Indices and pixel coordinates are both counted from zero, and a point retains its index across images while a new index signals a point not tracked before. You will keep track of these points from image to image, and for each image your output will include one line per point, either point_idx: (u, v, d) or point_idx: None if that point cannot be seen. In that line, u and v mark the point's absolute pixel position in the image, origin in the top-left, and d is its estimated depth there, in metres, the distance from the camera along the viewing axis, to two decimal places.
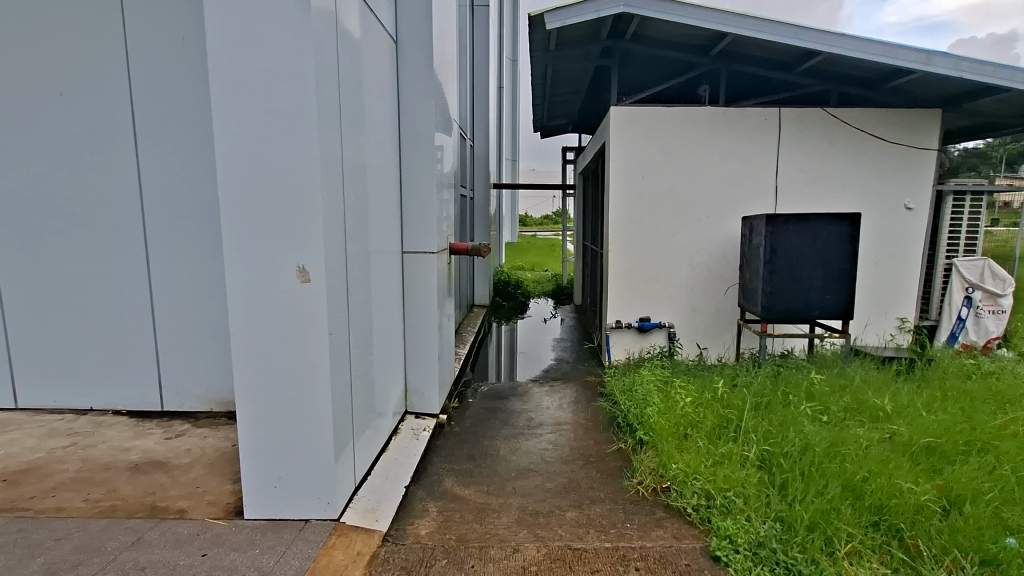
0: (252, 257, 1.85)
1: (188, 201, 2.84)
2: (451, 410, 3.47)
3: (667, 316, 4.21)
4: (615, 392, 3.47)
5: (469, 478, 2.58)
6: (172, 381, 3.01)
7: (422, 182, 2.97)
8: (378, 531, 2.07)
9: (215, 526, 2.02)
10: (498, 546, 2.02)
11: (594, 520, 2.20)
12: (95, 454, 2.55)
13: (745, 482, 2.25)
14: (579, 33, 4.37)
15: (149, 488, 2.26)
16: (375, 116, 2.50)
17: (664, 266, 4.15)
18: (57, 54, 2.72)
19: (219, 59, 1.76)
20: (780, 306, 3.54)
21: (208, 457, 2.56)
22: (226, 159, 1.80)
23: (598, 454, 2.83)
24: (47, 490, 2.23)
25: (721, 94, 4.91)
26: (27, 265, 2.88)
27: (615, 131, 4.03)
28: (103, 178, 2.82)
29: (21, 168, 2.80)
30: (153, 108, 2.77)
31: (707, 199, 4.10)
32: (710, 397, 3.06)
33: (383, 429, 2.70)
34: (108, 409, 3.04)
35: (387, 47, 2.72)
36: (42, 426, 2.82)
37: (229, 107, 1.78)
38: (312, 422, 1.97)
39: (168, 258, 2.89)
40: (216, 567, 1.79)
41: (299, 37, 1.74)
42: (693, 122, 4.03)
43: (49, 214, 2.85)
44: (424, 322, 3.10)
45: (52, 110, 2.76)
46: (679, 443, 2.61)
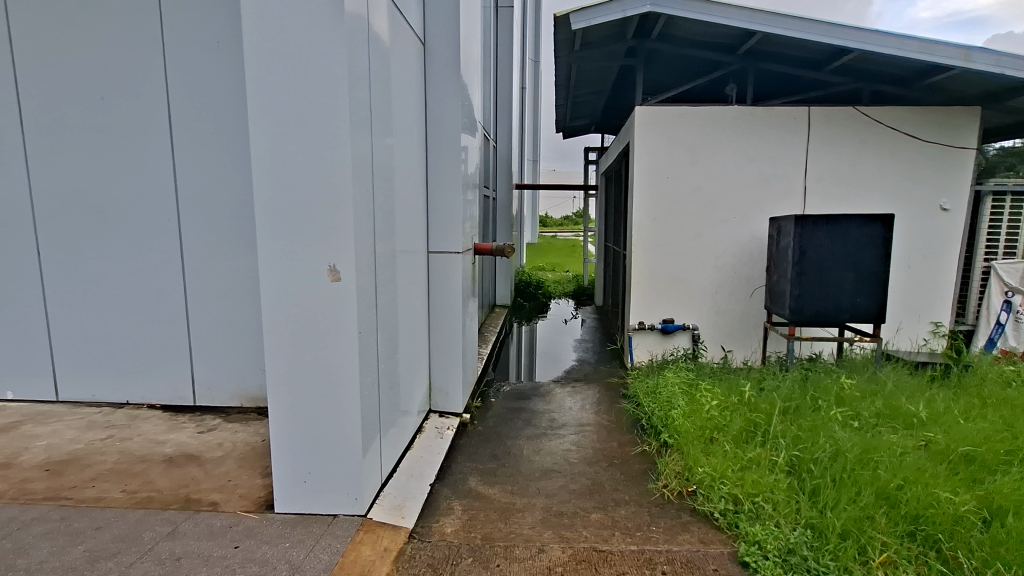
0: (284, 256, 1.89)
1: (222, 201, 2.91)
2: (474, 410, 3.48)
3: (692, 318, 4.16)
4: (639, 394, 3.44)
5: (493, 478, 2.59)
6: (205, 376, 3.09)
7: (449, 182, 2.99)
8: (405, 527, 2.10)
9: (246, 519, 2.07)
10: (523, 546, 2.03)
11: (619, 522, 2.19)
12: (131, 446, 2.63)
13: (773, 487, 2.21)
14: (604, 33, 4.36)
15: (184, 480, 2.33)
16: (403, 118, 2.53)
17: (689, 267, 4.11)
18: (99, 59, 2.81)
19: (255, 61, 1.80)
20: (809, 309, 3.47)
21: (239, 451, 2.62)
22: (260, 160, 1.84)
23: (622, 456, 2.81)
24: (87, 480, 2.31)
25: (748, 93, 4.85)
26: (68, 262, 2.99)
27: (640, 131, 4.00)
28: (141, 179, 2.91)
29: (64, 169, 2.91)
30: (188, 112, 2.85)
31: (733, 200, 4.04)
32: (736, 400, 3.01)
33: (408, 426, 2.73)
34: (143, 403, 3.13)
35: (415, 49, 2.74)
36: (81, 419, 2.92)
37: (264, 109, 1.82)
38: (341, 418, 2.00)
39: (201, 258, 2.97)
40: (248, 560, 1.83)
41: (333, 39, 1.77)
42: (719, 121, 3.97)
43: (89, 213, 2.95)
44: (449, 321, 3.12)
45: (94, 115, 2.87)
46: (705, 447, 2.58)
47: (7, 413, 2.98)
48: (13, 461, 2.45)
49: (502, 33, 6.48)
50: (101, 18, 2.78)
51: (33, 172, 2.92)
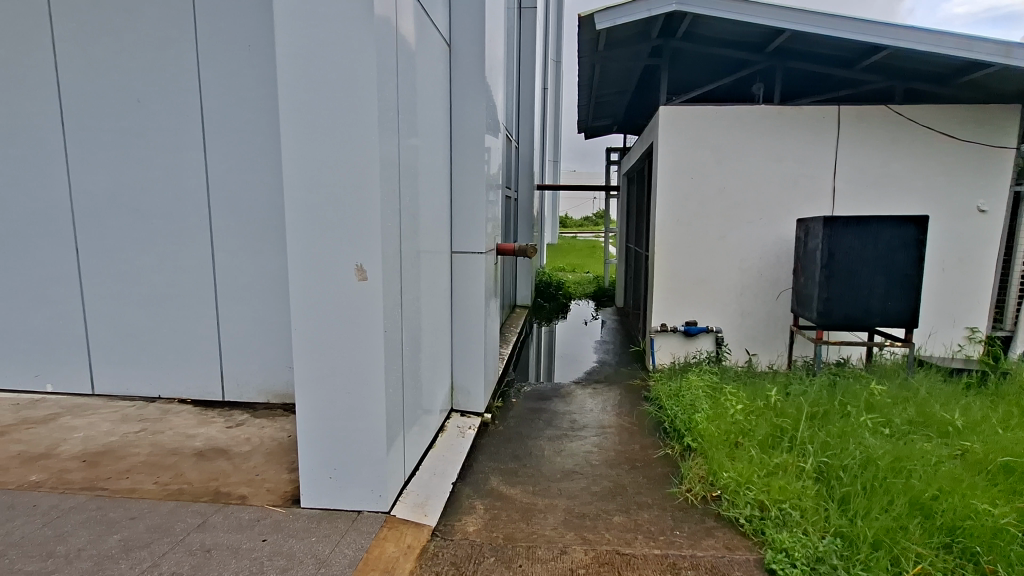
0: (313, 254, 1.92)
1: (251, 201, 2.97)
2: (495, 410, 3.49)
3: (715, 321, 4.11)
4: (661, 396, 3.40)
5: (514, 478, 2.59)
6: (234, 373, 3.15)
7: (473, 182, 3.00)
8: (428, 525, 2.11)
9: (274, 513, 2.10)
10: (545, 546, 2.03)
11: (642, 526, 2.17)
12: (163, 440, 2.70)
13: (801, 494, 2.17)
14: (629, 33, 4.33)
15: (213, 473, 2.38)
16: (429, 119, 2.55)
17: (713, 269, 4.05)
18: (136, 62, 2.90)
19: (288, 63, 1.83)
20: (837, 313, 3.39)
21: (267, 446, 2.67)
22: (291, 162, 1.88)
23: (644, 459, 2.78)
24: (122, 472, 2.38)
25: (776, 92, 4.77)
26: (105, 260, 3.09)
27: (664, 131, 3.96)
28: (174, 179, 2.99)
29: (102, 170, 3.01)
30: (220, 115, 2.92)
31: (759, 200, 3.97)
32: (762, 405, 2.96)
33: (431, 425, 2.75)
34: (174, 398, 3.21)
35: (441, 51, 2.76)
36: (116, 412, 3.02)
37: (294, 111, 1.85)
38: (366, 414, 2.02)
39: (231, 257, 3.03)
40: (276, 553, 1.86)
41: (363, 42, 1.79)
42: (746, 120, 3.91)
43: (124, 213, 3.04)
44: (471, 321, 3.14)
45: (131, 116, 2.96)
46: (730, 452, 2.54)
47: (45, 405, 3.09)
48: (52, 452, 2.54)
49: (525, 34, 6.49)
50: (139, 23, 2.86)
51: (74, 172, 3.03)
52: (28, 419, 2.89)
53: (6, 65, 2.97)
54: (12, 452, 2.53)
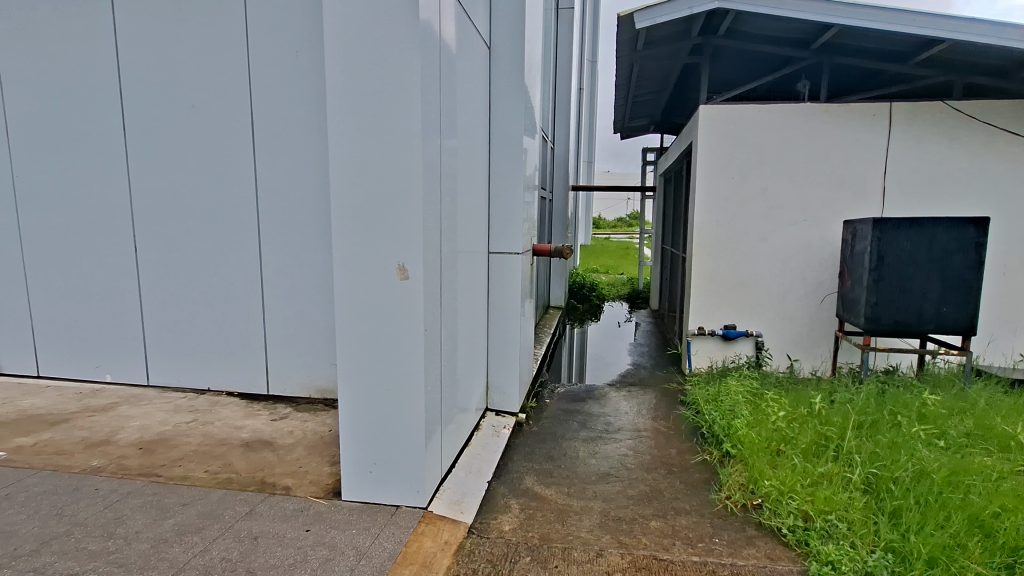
0: (358, 254, 1.97)
1: (297, 203, 3.07)
2: (530, 410, 3.50)
3: (755, 324, 4.00)
4: (698, 401, 3.34)
5: (549, 478, 2.59)
6: (278, 367, 3.27)
7: (510, 183, 3.02)
8: (464, 523, 2.14)
9: (316, 504, 2.17)
10: (581, 548, 2.02)
11: (679, 532, 2.13)
12: (212, 430, 2.82)
13: (848, 505, 2.09)
14: (669, 31, 4.28)
15: (260, 464, 2.48)
16: (468, 121, 2.57)
17: (754, 271, 3.95)
18: (192, 70, 3.04)
19: (336, 67, 1.89)
20: (887, 318, 3.25)
21: (309, 439, 2.75)
22: (338, 164, 1.93)
23: (681, 464, 2.73)
24: (175, 460, 2.50)
25: (822, 89, 4.61)
26: (160, 258, 3.25)
27: (703, 130, 3.88)
28: (225, 181, 3.12)
29: (159, 172, 3.17)
30: (269, 119, 3.03)
31: (804, 201, 3.85)
32: (805, 412, 2.86)
33: (467, 424, 2.78)
34: (222, 390, 3.35)
35: (482, 53, 2.79)
36: (169, 402, 3.17)
37: (343, 114, 1.91)
38: (406, 411, 2.06)
39: (276, 256, 3.14)
40: (319, 543, 1.92)
41: (409, 46, 1.83)
42: (789, 119, 3.79)
43: (179, 214, 3.19)
44: (508, 320, 3.16)
45: (186, 121, 3.10)
46: (771, 460, 2.46)
47: (105, 394, 3.28)
48: (111, 439, 2.69)
49: (562, 34, 6.47)
50: (196, 32, 3.00)
51: (133, 174, 3.19)
52: (90, 407, 3.08)
53: (74, 71, 3.16)
54: (76, 438, 2.69)
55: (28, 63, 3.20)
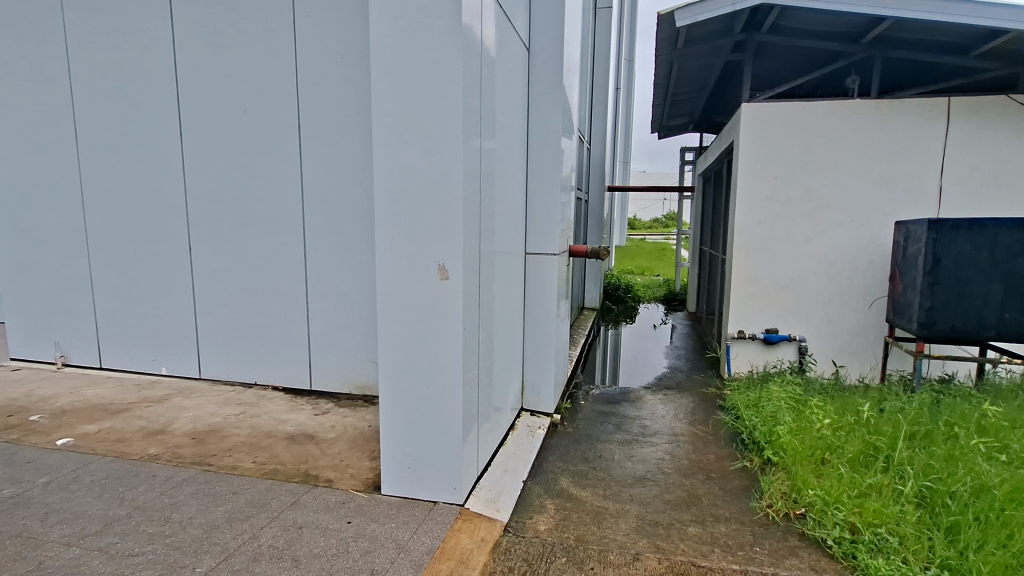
0: (400, 255, 2.02)
1: (341, 204, 3.17)
2: (565, 411, 3.50)
3: (799, 328, 3.88)
4: (738, 406, 3.26)
5: (584, 480, 2.58)
6: (320, 364, 3.37)
7: (548, 184, 3.03)
8: (500, 521, 2.16)
9: (357, 497, 2.23)
10: (617, 551, 2.01)
11: (718, 539, 2.09)
12: (258, 423, 2.93)
13: (900, 519, 2.01)
14: (711, 28, 4.20)
15: (304, 456, 2.57)
16: (507, 122, 2.60)
17: (798, 274, 3.83)
18: (244, 77, 3.18)
19: (382, 71, 1.94)
20: (943, 324, 3.09)
21: (350, 434, 2.84)
22: (382, 166, 1.99)
23: (720, 470, 2.68)
24: (225, 450, 2.62)
25: (874, 84, 4.43)
26: (212, 258, 3.41)
27: (746, 128, 3.78)
28: (272, 183, 3.25)
29: (212, 175, 3.33)
30: (315, 123, 3.14)
31: (852, 201, 3.70)
32: (852, 420, 2.75)
33: (502, 423, 2.81)
34: (268, 384, 3.49)
35: (521, 55, 2.81)
36: (219, 395, 3.33)
37: (387, 117, 1.96)
38: (444, 409, 2.10)
39: (321, 255, 3.25)
40: (360, 535, 1.98)
41: (452, 50, 1.86)
42: (837, 116, 3.66)
43: (229, 215, 3.34)
44: (544, 321, 3.16)
45: (237, 126, 3.24)
46: (816, 469, 2.38)
47: (161, 386, 3.47)
48: (167, 428, 2.84)
49: (599, 34, 6.43)
50: (248, 40, 3.14)
51: (189, 177, 3.37)
52: (148, 398, 3.26)
53: (136, 81, 3.35)
54: (135, 427, 2.86)
55: (95, 73, 3.41)
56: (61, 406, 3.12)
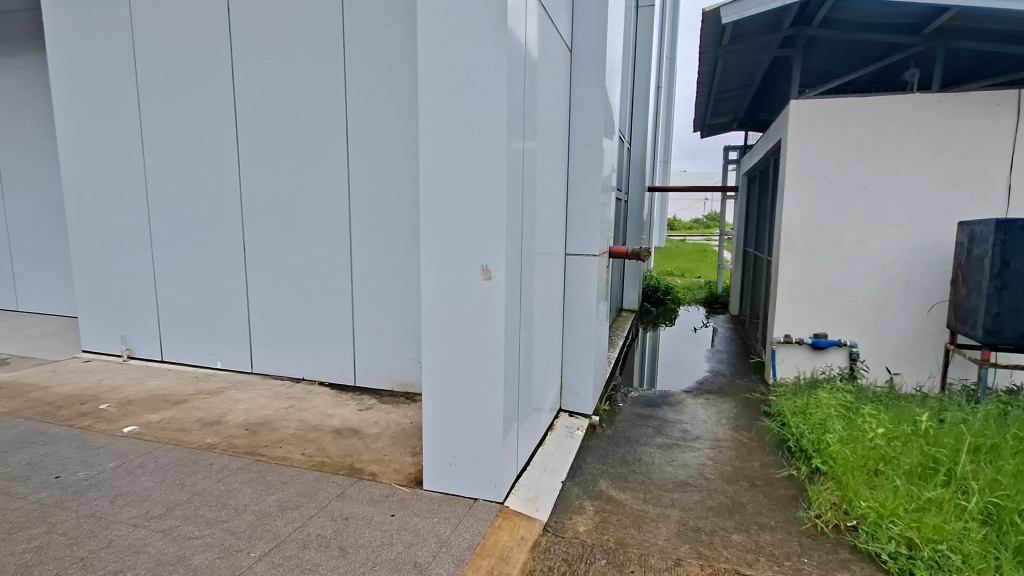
0: (444, 255, 2.07)
1: (385, 205, 3.27)
2: (603, 412, 3.47)
3: (850, 334, 3.72)
4: (785, 413, 3.15)
5: (624, 483, 2.56)
6: (364, 361, 3.48)
7: (589, 184, 3.03)
8: (539, 520, 2.17)
9: (400, 492, 2.29)
10: (658, 556, 1.99)
11: (764, 548, 2.04)
12: (307, 417, 3.05)
13: (962, 536, 1.91)
14: (758, 24, 4.09)
15: (349, 450, 2.66)
16: (549, 123, 2.62)
17: (850, 276, 3.67)
18: (295, 84, 3.31)
19: (428, 74, 1.99)
20: (1010, 331, 2.91)
21: (392, 430, 2.91)
22: (428, 169, 2.04)
23: (765, 478, 2.60)
24: (276, 442, 2.73)
25: (936, 78, 4.21)
26: (264, 257, 3.57)
27: (794, 126, 3.66)
28: (320, 186, 3.38)
29: (265, 178, 3.48)
30: (361, 127, 3.23)
31: (910, 200, 3.52)
32: (909, 431, 2.62)
33: (541, 423, 2.82)
34: (314, 379, 3.62)
35: (563, 56, 2.82)
36: (270, 389, 3.48)
37: (434, 119, 2.00)
38: (485, 407, 2.13)
39: (366, 255, 3.35)
40: (403, 528, 2.03)
41: (498, 54, 1.89)
42: (894, 111, 3.49)
43: (280, 216, 3.49)
44: (583, 321, 3.15)
45: (289, 130, 3.38)
46: (868, 480, 2.28)
47: (217, 380, 3.65)
48: (222, 419, 2.99)
49: (641, 32, 6.35)
50: (300, 49, 3.27)
51: (243, 181, 3.54)
52: (205, 390, 3.44)
53: (197, 90, 3.54)
54: (193, 417, 3.02)
55: (160, 84, 3.63)
56: (127, 396, 3.33)
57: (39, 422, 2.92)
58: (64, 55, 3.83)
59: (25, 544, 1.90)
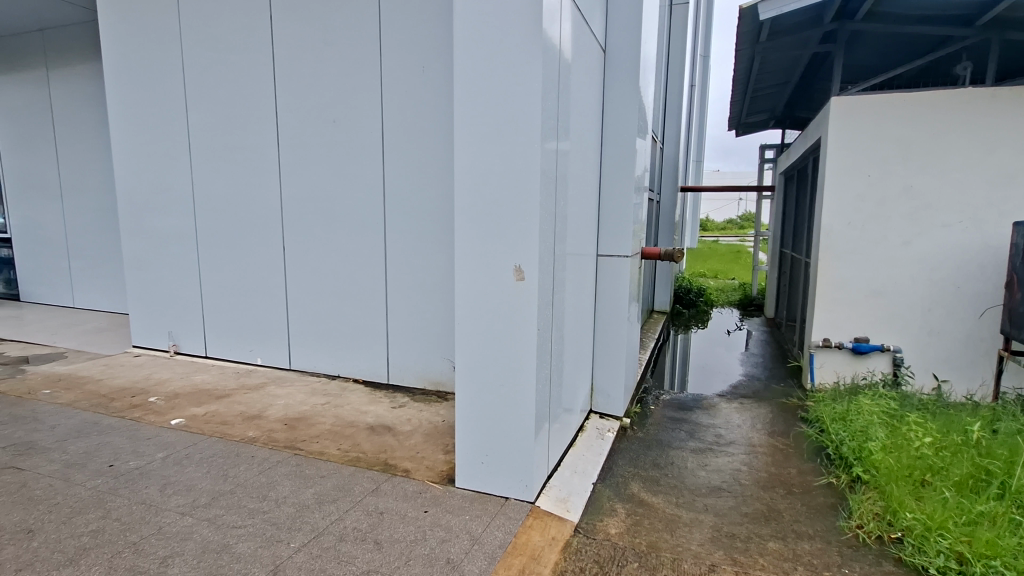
0: (478, 255, 2.09)
1: (419, 207, 3.33)
2: (634, 415, 3.44)
3: (894, 338, 3.58)
4: (823, 419, 3.06)
5: (655, 486, 2.54)
6: (397, 359, 3.55)
7: (622, 185, 3.01)
8: (570, 521, 2.17)
9: (433, 488, 2.33)
10: (691, 561, 1.96)
11: (802, 557, 1.99)
12: (342, 413, 3.13)
13: (1017, 552, 1.82)
14: (798, 19, 3.99)
15: (383, 446, 2.71)
16: (583, 125, 2.61)
17: (893, 279, 3.54)
18: (333, 89, 3.41)
19: (464, 78, 2.02)
20: None
21: (425, 427, 2.96)
22: (463, 171, 2.07)
23: (803, 485, 2.53)
24: (313, 437, 2.82)
25: (990, 71, 4.01)
26: (302, 257, 3.68)
27: (835, 123, 3.55)
28: (357, 187, 3.46)
29: (304, 180, 3.59)
30: (396, 131, 3.30)
31: (960, 199, 3.37)
32: (959, 441, 2.51)
33: (572, 423, 2.82)
34: (349, 377, 3.71)
35: (597, 56, 2.81)
36: (307, 386, 3.59)
37: (468, 122, 2.04)
38: (518, 408, 2.15)
39: (400, 256, 3.42)
40: (436, 524, 2.07)
41: (533, 56, 1.90)
42: (944, 106, 3.34)
43: (317, 218, 3.59)
44: (615, 322, 3.13)
45: (327, 134, 3.48)
46: (914, 491, 2.19)
47: (257, 375, 3.79)
48: (262, 414, 3.10)
49: (675, 31, 6.26)
50: (338, 55, 3.36)
51: (283, 184, 3.66)
52: (246, 386, 3.57)
53: (240, 96, 3.68)
54: (235, 411, 3.14)
55: (206, 92, 3.78)
56: (174, 389, 3.49)
57: (94, 413, 3.09)
58: (118, 65, 4.04)
59: (82, 527, 2.01)
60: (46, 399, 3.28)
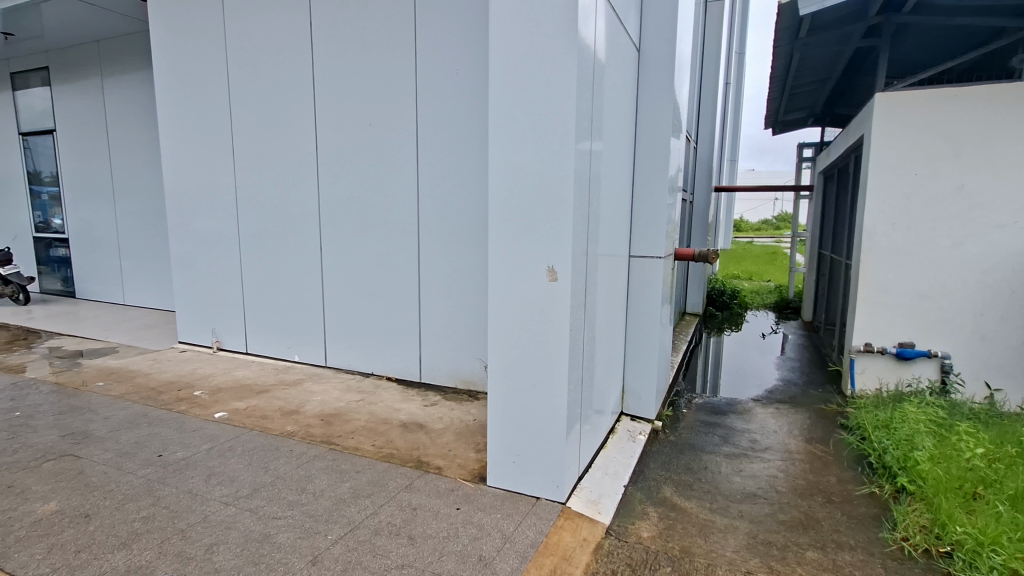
0: (511, 255, 2.11)
1: (451, 208, 3.38)
2: (666, 418, 3.40)
3: (942, 344, 3.43)
4: (866, 426, 2.96)
5: (688, 491, 2.50)
6: (428, 358, 3.60)
7: (656, 186, 2.99)
8: (602, 523, 2.17)
9: (465, 486, 2.36)
10: (726, 567, 1.93)
11: (842, 568, 1.93)
12: (376, 410, 3.20)
13: None
14: (840, 14, 3.87)
15: (416, 444, 2.76)
16: (616, 125, 2.61)
17: (941, 282, 3.39)
18: (369, 93, 3.49)
19: (499, 80, 2.05)
20: None
21: (456, 426, 3.00)
22: (497, 171, 2.09)
23: (843, 494, 2.45)
24: (348, 432, 2.89)
25: None
26: (338, 258, 3.78)
27: (879, 119, 3.43)
28: (391, 189, 3.54)
29: (340, 182, 3.69)
30: (430, 134, 3.36)
31: (1015, 199, 3.20)
32: (1015, 454, 2.39)
33: (603, 425, 2.81)
34: (382, 374, 3.79)
35: (631, 56, 2.80)
36: (342, 383, 3.67)
37: (502, 123, 2.06)
38: (549, 408, 2.15)
39: (432, 257, 3.47)
40: (468, 522, 2.10)
41: (567, 58, 1.91)
42: (997, 101, 3.19)
43: (352, 219, 3.69)
44: (647, 324, 3.11)
45: (363, 138, 3.56)
46: (964, 504, 2.10)
47: (294, 372, 3.90)
48: (300, 409, 3.19)
49: (710, 28, 6.15)
50: (374, 60, 3.44)
51: (320, 186, 3.77)
52: (284, 382, 3.69)
53: (280, 101, 3.81)
54: (275, 406, 3.25)
55: (249, 98, 3.92)
56: (217, 384, 3.63)
57: (143, 405, 3.25)
58: (168, 73, 4.23)
59: (135, 513, 2.12)
60: (99, 391, 3.47)
